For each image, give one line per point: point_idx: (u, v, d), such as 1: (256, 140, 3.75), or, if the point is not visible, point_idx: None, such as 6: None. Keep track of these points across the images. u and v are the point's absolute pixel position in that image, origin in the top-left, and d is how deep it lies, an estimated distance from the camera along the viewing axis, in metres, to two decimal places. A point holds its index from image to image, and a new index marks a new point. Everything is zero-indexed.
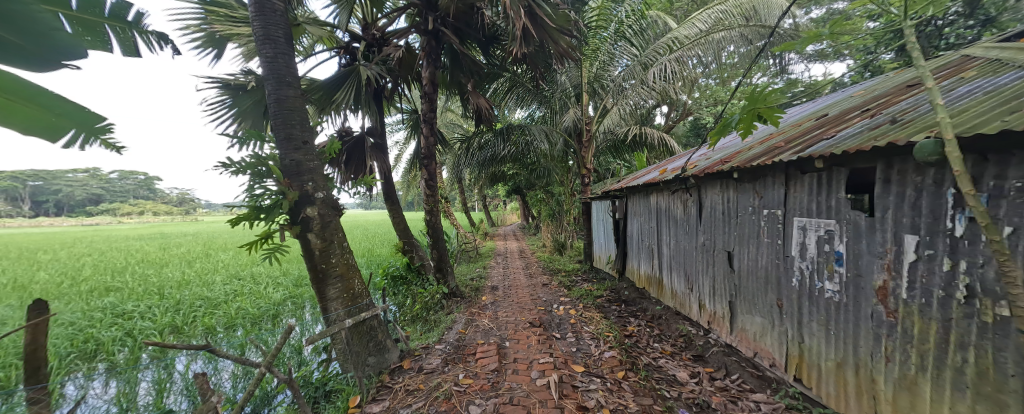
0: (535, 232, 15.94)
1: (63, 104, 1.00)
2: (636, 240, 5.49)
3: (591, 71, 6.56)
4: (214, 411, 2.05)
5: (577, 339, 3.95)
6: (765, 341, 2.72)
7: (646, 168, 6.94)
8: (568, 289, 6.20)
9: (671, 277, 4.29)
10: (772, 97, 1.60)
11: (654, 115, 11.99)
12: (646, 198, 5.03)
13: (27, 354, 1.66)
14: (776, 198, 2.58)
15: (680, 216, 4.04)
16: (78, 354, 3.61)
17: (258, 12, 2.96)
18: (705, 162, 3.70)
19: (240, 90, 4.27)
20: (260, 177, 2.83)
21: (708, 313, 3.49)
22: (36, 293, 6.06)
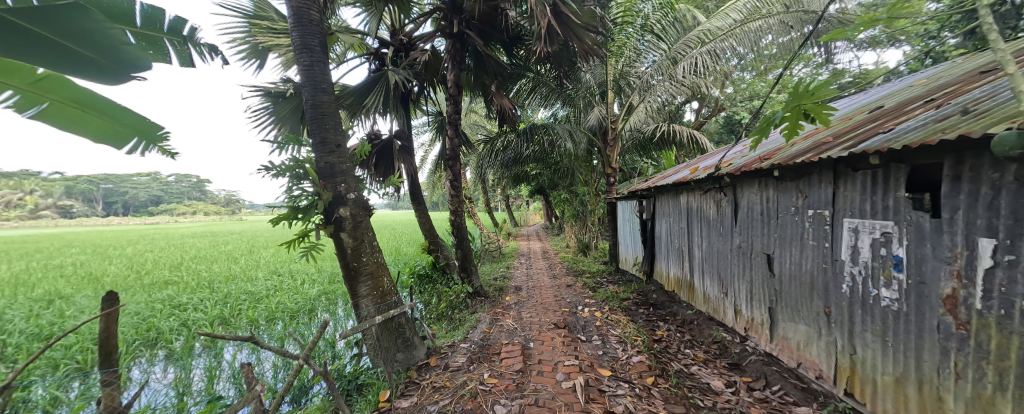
0: (558, 232, 15.80)
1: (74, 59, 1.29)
2: (665, 241, 5.31)
3: (617, 67, 6.41)
4: (257, 399, 2.17)
5: (603, 342, 3.88)
6: (810, 351, 2.55)
7: (675, 166, 6.71)
8: (593, 291, 6.10)
9: (703, 280, 4.12)
10: (819, 92, 1.50)
11: (683, 112, 11.57)
12: (675, 197, 4.86)
13: (104, 339, 1.86)
14: (822, 198, 2.42)
15: (713, 217, 3.88)
16: (142, 341, 3.96)
17: (296, 23, 3.12)
18: (741, 160, 3.53)
19: (280, 97, 4.53)
20: (298, 179, 2.98)
21: (745, 319, 3.32)
22: (105, 285, 6.70)
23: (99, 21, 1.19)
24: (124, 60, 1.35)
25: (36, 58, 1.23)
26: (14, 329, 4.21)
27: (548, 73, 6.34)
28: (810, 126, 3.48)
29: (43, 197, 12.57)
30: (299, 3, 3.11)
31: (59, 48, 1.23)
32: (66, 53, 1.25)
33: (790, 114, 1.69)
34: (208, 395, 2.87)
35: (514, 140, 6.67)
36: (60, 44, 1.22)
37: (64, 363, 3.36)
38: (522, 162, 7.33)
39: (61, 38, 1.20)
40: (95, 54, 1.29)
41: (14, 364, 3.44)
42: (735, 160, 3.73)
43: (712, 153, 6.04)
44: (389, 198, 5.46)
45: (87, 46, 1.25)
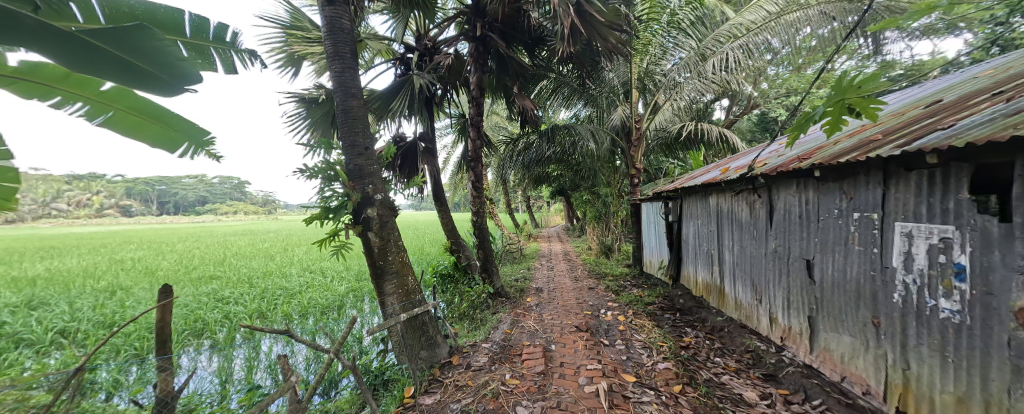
0: (580, 234, 15.62)
1: (132, 70, 1.42)
2: (693, 244, 5.13)
3: (642, 65, 6.29)
4: (292, 389, 2.29)
5: (627, 347, 3.79)
6: (856, 364, 2.38)
7: (704, 167, 6.48)
8: (616, 294, 5.98)
9: (735, 286, 3.94)
10: (865, 86, 1.40)
11: (713, 110, 11.13)
12: (704, 199, 4.68)
13: (159, 327, 2.03)
14: (869, 200, 2.27)
15: (745, 220, 3.71)
16: (190, 331, 4.26)
17: (329, 31, 3.25)
18: (777, 159, 3.36)
19: (313, 102, 4.76)
20: (329, 180, 3.13)
21: (782, 328, 3.15)
22: (157, 278, 7.25)
23: (158, 38, 1.33)
24: (184, 72, 1.51)
25: (113, 78, 1.42)
26: (82, 317, 4.64)
27: (571, 73, 6.28)
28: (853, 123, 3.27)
29: (107, 197, 13.79)
30: (332, 13, 3.25)
31: (128, 65, 1.40)
32: (134, 70, 1.43)
33: (831, 109, 1.59)
34: (248, 384, 3.05)
35: (536, 141, 6.63)
36: (129, 61, 1.39)
37: (124, 348, 3.67)
38: (544, 163, 7.29)
39: (132, 57, 1.38)
40: (157, 70, 1.45)
41: (82, 348, 3.79)
42: (771, 159, 3.55)
43: (743, 153, 5.79)
44: (413, 199, 5.58)
45: (148, 61, 1.41)
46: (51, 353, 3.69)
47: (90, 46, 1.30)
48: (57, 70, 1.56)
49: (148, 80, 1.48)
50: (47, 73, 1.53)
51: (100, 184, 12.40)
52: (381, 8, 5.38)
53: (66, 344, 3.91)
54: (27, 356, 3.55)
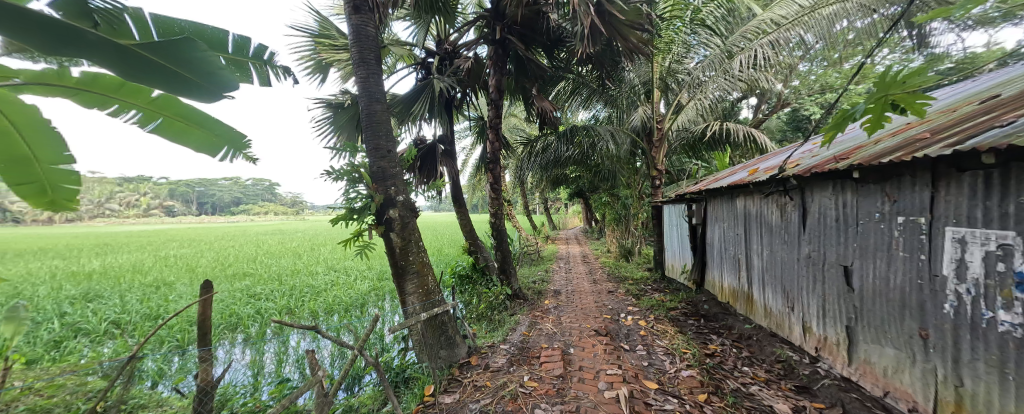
0: (599, 236, 15.41)
1: (176, 79, 1.52)
2: (718, 249, 4.96)
3: (664, 64, 6.18)
4: (319, 383, 2.36)
5: (649, 352, 3.70)
6: (901, 379, 2.23)
7: (729, 169, 6.26)
8: (637, 298, 5.86)
9: (765, 292, 3.78)
10: (910, 81, 1.31)
11: (739, 108, 10.74)
12: (730, 201, 4.52)
13: (200, 320, 2.16)
14: (916, 203, 2.12)
15: (775, 223, 3.55)
16: (226, 325, 4.49)
17: (356, 39, 3.36)
18: (811, 160, 3.20)
19: (339, 107, 4.93)
20: (353, 182, 3.24)
21: (817, 338, 2.99)
22: (196, 275, 7.68)
23: (202, 48, 1.44)
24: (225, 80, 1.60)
25: (156, 86, 1.50)
26: (131, 310, 4.98)
27: (590, 74, 6.22)
28: (896, 121, 3.08)
29: (153, 198, 14.77)
30: (358, 21, 3.36)
31: (172, 74, 1.50)
32: (177, 79, 1.52)
33: (872, 106, 1.50)
34: (277, 377, 3.19)
35: (555, 143, 6.59)
36: (174, 70, 1.49)
37: (167, 339, 3.92)
38: (562, 164, 7.23)
39: (175, 66, 1.48)
40: (197, 78, 1.55)
41: (131, 338, 4.06)
42: (804, 160, 3.39)
43: (772, 154, 5.54)
44: (433, 200, 5.68)
45: (191, 70, 1.51)
46: (104, 342, 3.99)
47: (139, 57, 1.41)
48: (111, 82, 1.73)
49: (191, 90, 1.58)
50: (103, 84, 1.70)
51: (147, 186, 13.31)
52: (404, 14, 5.52)
53: (117, 334, 4.21)
54: (83, 345, 3.85)
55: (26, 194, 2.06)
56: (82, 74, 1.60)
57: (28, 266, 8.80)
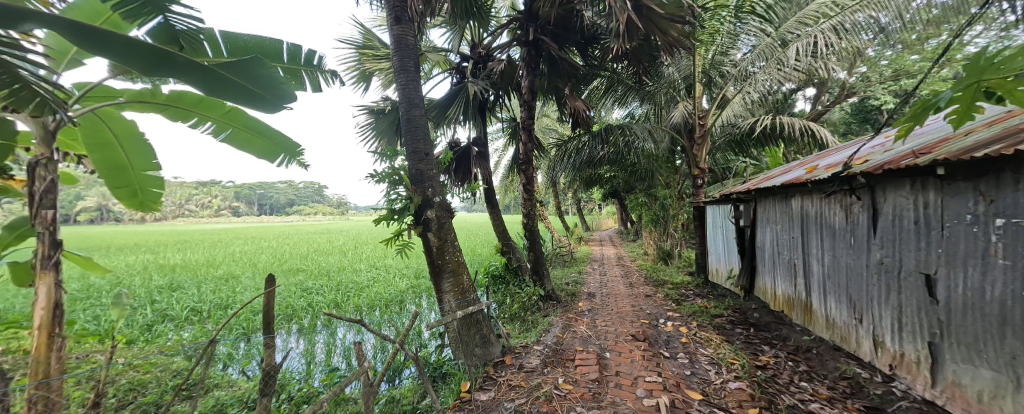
0: (635, 238, 14.93)
1: (245, 92, 2.03)
2: (771, 252, 4.66)
3: (707, 56, 6.05)
4: (365, 373, 2.53)
5: (691, 361, 3.58)
6: (1001, 405, 2.03)
7: (783, 166, 5.82)
8: (676, 303, 5.65)
9: (826, 302, 3.52)
10: (1010, 63, 1.17)
11: (792, 100, 9.94)
12: (784, 201, 4.25)
13: (265, 312, 2.42)
14: (1021, 204, 1.91)
15: (839, 226, 3.30)
16: (284, 316, 4.93)
17: (397, 48, 3.58)
18: (883, 155, 2.95)
19: (381, 113, 5.26)
20: (394, 184, 3.47)
21: (890, 354, 2.76)
22: (258, 269, 8.51)
23: (267, 67, 1.94)
24: (273, 88, 2.07)
25: (230, 97, 2.00)
26: (206, 299, 5.64)
27: (626, 71, 6.09)
28: (988, 112, 2.77)
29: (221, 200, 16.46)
30: (399, 32, 3.58)
31: (243, 88, 2.00)
32: (246, 92, 2.03)
33: (962, 94, 1.36)
34: (329, 366, 3.49)
35: (588, 142, 6.49)
36: (245, 85, 1.99)
37: (234, 328, 4.42)
38: (594, 164, 7.11)
39: (246, 82, 1.98)
40: (261, 90, 2.06)
41: (206, 325, 4.62)
42: (873, 156, 3.14)
43: (835, 149, 5.09)
44: (467, 201, 5.86)
45: (257, 84, 2.01)
46: (185, 327, 4.58)
47: (220, 77, 1.89)
48: (192, 98, 2.24)
49: (256, 101, 2.11)
50: (186, 100, 2.21)
51: (218, 190, 14.86)
52: (440, 21, 5.75)
53: (196, 320, 4.79)
54: (169, 329, 4.44)
55: (119, 191, 2.88)
56: (170, 91, 2.14)
57: (126, 258, 10.21)
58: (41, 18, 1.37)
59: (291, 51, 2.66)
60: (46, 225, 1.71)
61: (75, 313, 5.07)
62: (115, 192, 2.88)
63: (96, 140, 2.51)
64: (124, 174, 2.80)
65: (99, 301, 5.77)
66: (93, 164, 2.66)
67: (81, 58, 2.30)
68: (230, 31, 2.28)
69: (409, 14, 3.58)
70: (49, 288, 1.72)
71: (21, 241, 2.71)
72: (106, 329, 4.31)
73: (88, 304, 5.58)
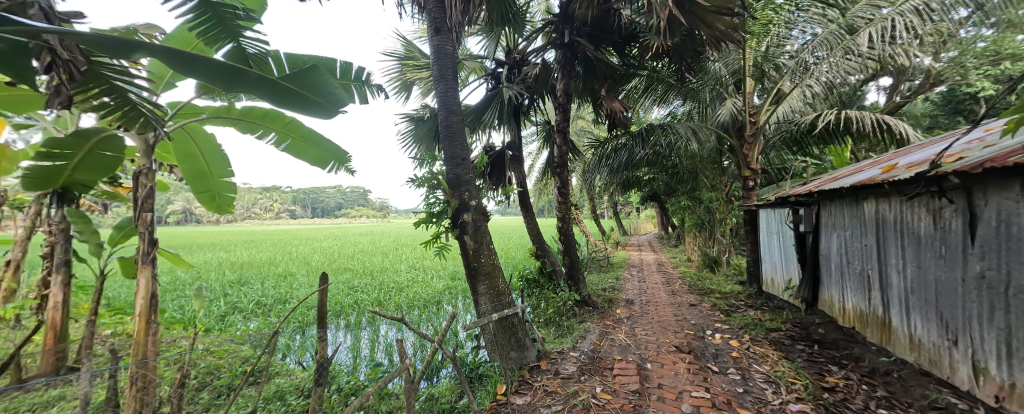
0: (678, 242, 14.11)
1: (308, 102, 2.32)
2: (838, 262, 4.11)
3: (759, 49, 5.46)
4: (406, 370, 2.47)
5: (744, 378, 3.21)
6: None
7: (854, 165, 5.16)
8: (725, 314, 5.17)
9: (907, 318, 3.04)
10: None
11: (866, 91, 8.85)
12: (853, 204, 3.75)
13: (318, 307, 2.52)
14: None
15: (922, 232, 2.84)
16: (331, 312, 5.17)
17: (437, 58, 3.61)
18: (982, 151, 2.46)
19: (420, 120, 5.40)
20: (432, 189, 3.54)
21: (997, 385, 2.30)
22: (310, 267, 9.12)
23: (325, 76, 2.23)
24: (330, 96, 2.35)
25: (296, 107, 2.30)
26: (267, 294, 6.08)
27: (667, 68, 5.72)
28: None
29: None
30: (439, 42, 3.60)
31: (306, 98, 2.29)
32: (309, 100, 2.32)
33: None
34: (371, 363, 3.61)
35: (627, 142, 6.06)
36: (308, 95, 2.28)
37: (292, 320, 4.73)
38: (634, 166, 6.71)
39: (307, 92, 2.27)
40: (321, 99, 2.34)
41: (268, 317, 4.94)
42: (969, 151, 2.63)
43: (920, 145, 4.40)
44: (503, 204, 5.82)
45: (317, 93, 2.30)
46: (251, 319, 4.95)
47: (287, 89, 2.18)
48: (260, 112, 2.82)
49: (320, 112, 2.42)
50: (255, 114, 2.79)
51: None
52: (476, 29, 5.80)
53: (258, 312, 5.16)
54: (239, 319, 4.85)
55: (203, 197, 3.30)
56: (242, 108, 2.71)
57: (202, 255, 11.42)
58: (147, 47, 1.62)
59: (343, 69, 3.11)
60: (146, 225, 2.12)
61: (164, 303, 5.71)
62: (200, 195, 3.29)
63: (183, 150, 2.88)
64: (206, 181, 3.18)
65: (182, 292, 6.46)
66: (182, 173, 3.06)
67: (173, 81, 2.73)
68: (293, 52, 2.71)
69: (448, 25, 3.62)
70: (146, 281, 2.12)
71: (128, 239, 3.13)
72: (188, 317, 4.81)
73: (175, 295, 6.23)
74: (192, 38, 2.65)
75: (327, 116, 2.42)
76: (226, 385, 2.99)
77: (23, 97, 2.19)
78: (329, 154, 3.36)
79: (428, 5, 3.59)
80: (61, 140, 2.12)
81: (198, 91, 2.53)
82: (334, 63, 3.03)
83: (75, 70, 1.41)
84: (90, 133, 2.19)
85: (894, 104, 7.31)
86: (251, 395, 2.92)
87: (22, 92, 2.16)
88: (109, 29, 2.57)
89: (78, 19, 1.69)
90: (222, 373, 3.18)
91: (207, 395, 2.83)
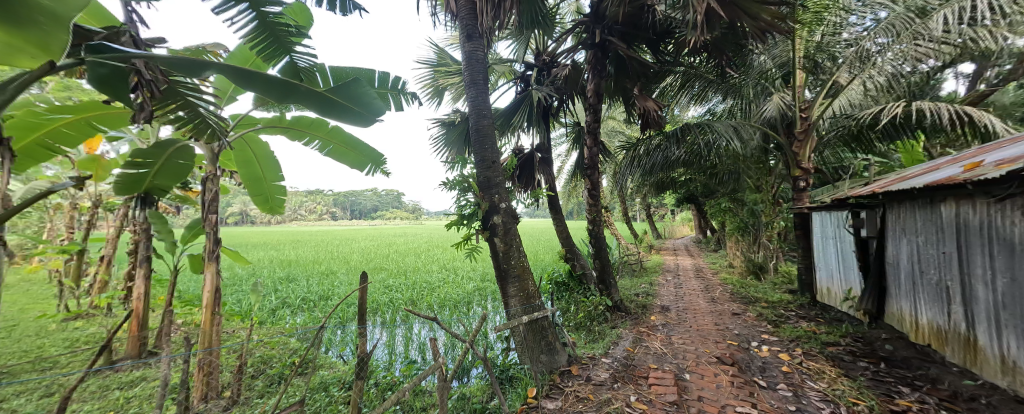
0: (719, 247, 13.44)
1: (350, 112, 2.58)
2: (908, 271, 3.80)
3: (809, 38, 5.13)
4: (440, 368, 2.63)
5: (796, 395, 3.10)
6: None
7: (926, 164, 4.71)
8: (773, 325, 4.91)
9: (1003, 338, 2.74)
10: None
11: (942, 79, 7.96)
12: (930, 208, 3.45)
13: (358, 304, 2.75)
14: None
15: (1017, 239, 2.59)
16: (370, 309, 5.53)
17: (469, 64, 3.82)
18: None
19: (451, 125, 5.67)
20: (464, 191, 3.76)
21: None
22: (350, 266, 9.75)
23: (364, 86, 2.49)
24: (368, 105, 2.60)
25: (339, 116, 2.57)
26: (313, 290, 6.62)
27: (705, 63, 5.52)
28: None
29: None
30: (471, 48, 3.81)
31: (349, 109, 2.55)
32: (351, 111, 2.58)
33: None
34: (406, 358, 3.88)
35: (661, 143, 5.86)
36: (351, 106, 2.54)
37: (336, 316, 5.13)
38: (669, 167, 6.53)
39: (350, 103, 2.53)
40: (360, 108, 2.60)
41: (314, 312, 5.38)
42: None
43: (1009, 140, 3.92)
44: (532, 208, 5.93)
45: (358, 103, 2.56)
46: (299, 313, 5.42)
47: (332, 101, 2.45)
48: (307, 121, 3.16)
49: (361, 121, 2.68)
50: (303, 123, 3.13)
51: None
52: (506, 34, 6.02)
53: (306, 308, 5.63)
54: (288, 313, 5.34)
55: (258, 199, 3.73)
56: (292, 118, 3.06)
57: (256, 254, 12.54)
58: (217, 67, 1.92)
59: (381, 78, 3.40)
60: (211, 226, 2.47)
61: (227, 296, 6.41)
62: (255, 198, 3.72)
63: (242, 157, 3.29)
64: (261, 185, 3.60)
65: (241, 287, 7.18)
66: (241, 178, 3.49)
67: (235, 94, 3.14)
68: (336, 65, 3.02)
69: (479, 31, 3.81)
70: (212, 275, 2.47)
71: (196, 237, 3.60)
72: (246, 310, 5.36)
73: (234, 290, 6.94)
74: (250, 56, 3.04)
75: (366, 124, 2.66)
76: (277, 374, 3.30)
77: (115, 114, 2.63)
78: (367, 157, 3.67)
79: (462, 14, 3.81)
80: (145, 150, 2.54)
81: (256, 105, 2.91)
82: (373, 72, 3.32)
83: (155, 89, 1.70)
84: (167, 144, 2.60)
85: (976, 93, 6.53)
86: (300, 384, 3.26)
87: (115, 110, 2.59)
88: (184, 50, 3.01)
89: (158, 45, 2.02)
90: (274, 363, 3.56)
91: (263, 382, 3.17)
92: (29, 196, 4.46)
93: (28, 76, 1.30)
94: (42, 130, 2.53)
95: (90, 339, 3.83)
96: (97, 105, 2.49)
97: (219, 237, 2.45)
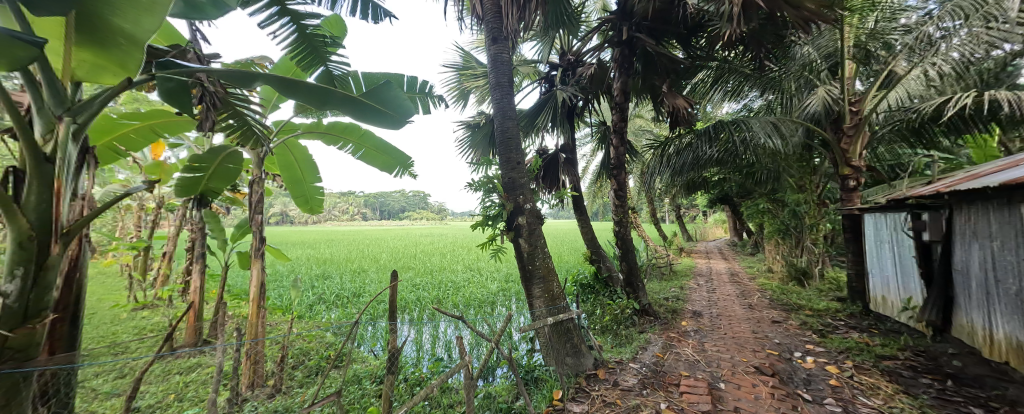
0: (756, 250, 12.73)
1: (383, 115, 2.72)
2: (979, 281, 3.47)
3: (860, 25, 4.76)
4: (466, 366, 2.70)
5: (846, 411, 2.91)
6: None
7: (997, 162, 4.27)
8: (819, 335, 4.60)
9: None
10: None
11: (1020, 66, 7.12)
12: (1008, 211, 3.14)
13: (389, 302, 2.88)
14: None
15: None
16: (398, 307, 5.74)
17: (494, 66, 3.90)
18: None
19: (477, 126, 5.78)
20: (489, 192, 3.84)
21: None
22: (380, 265, 10.14)
23: (395, 89, 2.66)
24: (399, 108, 2.75)
25: (374, 121, 2.70)
26: (345, 288, 6.95)
27: (741, 57, 5.28)
28: None
29: None
30: (496, 51, 3.88)
31: (382, 113, 2.69)
32: (383, 115, 2.72)
33: None
34: (432, 356, 4.00)
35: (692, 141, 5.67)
36: (384, 110, 2.69)
37: (367, 313, 5.36)
38: (700, 167, 6.31)
39: (383, 107, 2.68)
40: (392, 111, 2.74)
41: (348, 308, 5.66)
42: None
43: None
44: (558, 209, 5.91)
45: (390, 106, 2.71)
46: (333, 309, 5.72)
47: (367, 106, 2.60)
48: (341, 126, 3.37)
49: (394, 125, 2.81)
50: (337, 127, 3.35)
51: None
52: (531, 35, 6.05)
53: (340, 304, 5.93)
54: (323, 309, 5.65)
55: (298, 200, 4.00)
56: (328, 123, 3.28)
57: (295, 252, 13.29)
58: (265, 79, 2.10)
59: (409, 82, 3.55)
60: (258, 225, 2.69)
61: (270, 292, 6.88)
62: (296, 199, 4.00)
63: (284, 161, 3.56)
64: (301, 187, 3.85)
65: (281, 284, 7.65)
66: (283, 180, 3.77)
67: (278, 103, 3.40)
68: (368, 72, 3.19)
69: (504, 33, 3.86)
70: (258, 271, 2.69)
71: (243, 236, 3.91)
72: (287, 305, 5.73)
73: (276, 286, 7.41)
74: (291, 66, 3.28)
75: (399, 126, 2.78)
76: (316, 366, 3.51)
77: (174, 121, 2.93)
78: (396, 160, 3.84)
79: (487, 17, 3.88)
80: (199, 157, 2.83)
81: (296, 111, 3.14)
82: (402, 77, 3.48)
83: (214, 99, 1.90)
84: (218, 151, 2.88)
85: None
86: (336, 377, 3.45)
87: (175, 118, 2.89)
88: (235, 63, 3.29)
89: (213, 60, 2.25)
90: (312, 355, 3.80)
91: (303, 373, 3.39)
92: (105, 198, 5.00)
93: (111, 90, 1.47)
94: (116, 135, 2.85)
95: (156, 328, 4.25)
96: (161, 114, 2.80)
97: (264, 235, 2.67)
